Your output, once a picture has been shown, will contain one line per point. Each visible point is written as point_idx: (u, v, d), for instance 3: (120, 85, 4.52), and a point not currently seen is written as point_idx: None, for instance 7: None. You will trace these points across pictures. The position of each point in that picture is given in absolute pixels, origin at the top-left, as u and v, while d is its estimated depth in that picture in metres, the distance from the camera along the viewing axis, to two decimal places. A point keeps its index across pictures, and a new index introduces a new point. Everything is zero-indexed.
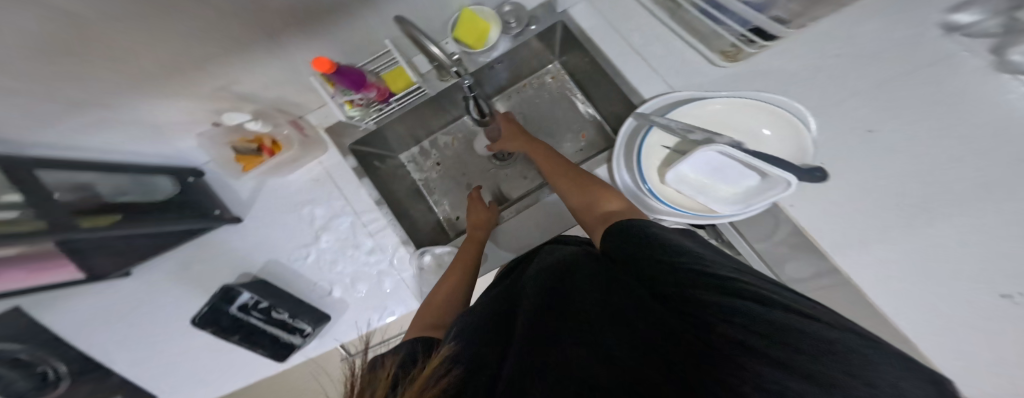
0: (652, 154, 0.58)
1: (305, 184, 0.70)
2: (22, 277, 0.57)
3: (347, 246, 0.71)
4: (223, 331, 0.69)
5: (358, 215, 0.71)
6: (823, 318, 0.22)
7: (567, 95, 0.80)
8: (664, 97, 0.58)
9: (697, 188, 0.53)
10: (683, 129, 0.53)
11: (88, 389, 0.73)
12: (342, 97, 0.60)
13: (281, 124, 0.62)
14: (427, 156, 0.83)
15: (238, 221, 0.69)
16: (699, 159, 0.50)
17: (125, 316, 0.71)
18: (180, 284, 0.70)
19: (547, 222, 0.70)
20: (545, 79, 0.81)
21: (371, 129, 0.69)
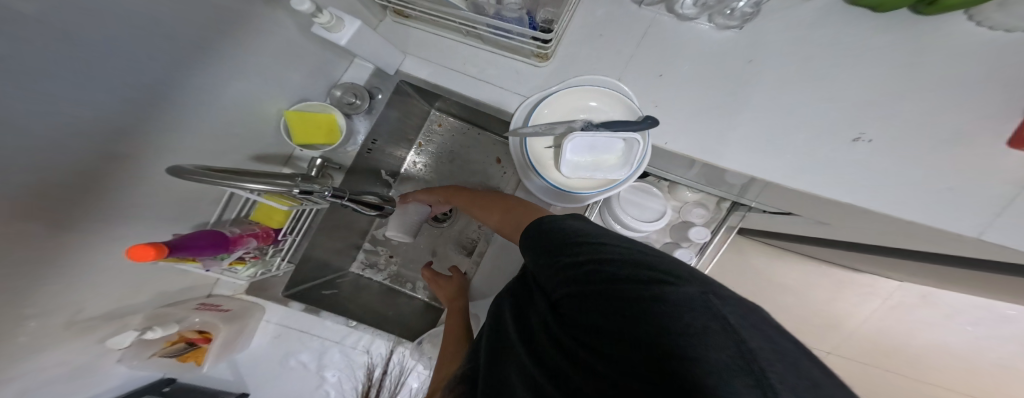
0: (542, 162, 0.47)
1: (273, 348, 0.66)
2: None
3: (354, 371, 0.68)
4: None
5: (342, 342, 0.67)
6: (643, 261, 0.27)
7: (465, 131, 0.73)
8: (520, 105, 0.47)
9: (590, 169, 0.43)
10: (545, 128, 0.43)
11: None
12: (214, 263, 0.45)
13: (185, 315, 0.52)
14: (377, 254, 0.78)
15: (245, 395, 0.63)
16: (568, 148, 0.42)
17: None
18: None
19: (511, 251, 0.64)
20: (432, 130, 0.73)
21: (289, 271, 0.60)
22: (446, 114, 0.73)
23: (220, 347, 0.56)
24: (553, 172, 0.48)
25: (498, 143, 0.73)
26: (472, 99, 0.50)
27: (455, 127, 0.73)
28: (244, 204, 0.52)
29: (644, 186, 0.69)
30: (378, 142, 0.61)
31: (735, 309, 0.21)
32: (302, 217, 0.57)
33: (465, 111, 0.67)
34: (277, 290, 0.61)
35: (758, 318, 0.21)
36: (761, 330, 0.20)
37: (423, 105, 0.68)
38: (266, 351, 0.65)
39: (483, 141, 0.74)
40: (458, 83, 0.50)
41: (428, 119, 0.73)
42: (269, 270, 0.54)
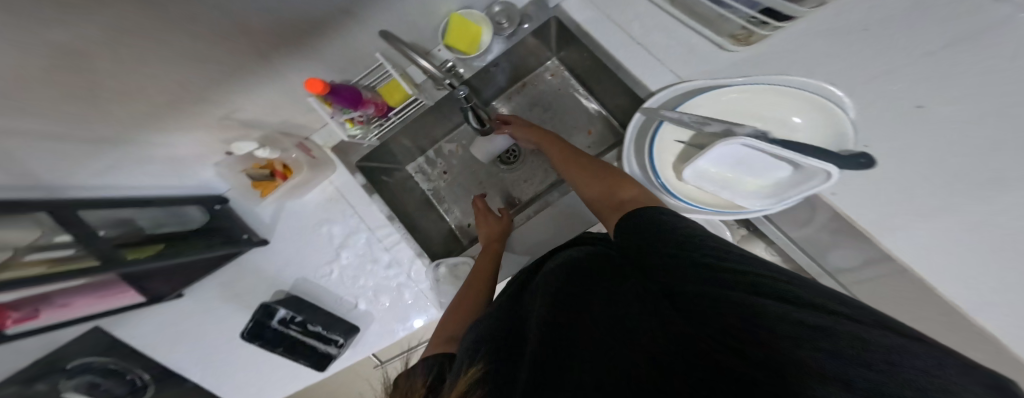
0: (665, 152, 0.55)
1: (321, 200, 0.69)
2: (89, 300, 0.65)
3: (367, 261, 0.72)
4: (266, 344, 0.77)
5: (373, 231, 0.70)
6: (783, 281, 0.25)
7: (571, 90, 0.79)
8: (672, 88, 0.55)
9: (724, 183, 0.50)
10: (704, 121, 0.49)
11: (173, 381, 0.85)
12: (341, 116, 0.55)
13: (288, 148, 0.61)
14: (435, 166, 0.82)
15: (263, 243, 0.71)
16: (723, 153, 0.47)
17: (181, 334, 0.79)
18: (223, 298, 0.75)
19: (558, 220, 0.67)
20: (543, 77, 0.79)
21: (378, 144, 0.66)
22: (563, 66, 0.78)
23: (286, 188, 0.64)
24: (668, 172, 0.55)
25: (594, 117, 0.78)
26: (603, 52, 0.61)
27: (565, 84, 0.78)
28: (378, 77, 0.59)
29: (717, 224, 0.63)
30: (499, 68, 0.71)
31: (926, 349, 0.19)
32: (410, 109, 0.63)
33: (584, 69, 0.73)
34: (356, 155, 0.67)
35: (953, 360, 0.18)
36: (964, 373, 0.17)
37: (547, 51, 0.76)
38: (314, 200, 0.69)
39: (580, 110, 0.78)
40: (605, 39, 0.60)
41: (543, 67, 0.79)
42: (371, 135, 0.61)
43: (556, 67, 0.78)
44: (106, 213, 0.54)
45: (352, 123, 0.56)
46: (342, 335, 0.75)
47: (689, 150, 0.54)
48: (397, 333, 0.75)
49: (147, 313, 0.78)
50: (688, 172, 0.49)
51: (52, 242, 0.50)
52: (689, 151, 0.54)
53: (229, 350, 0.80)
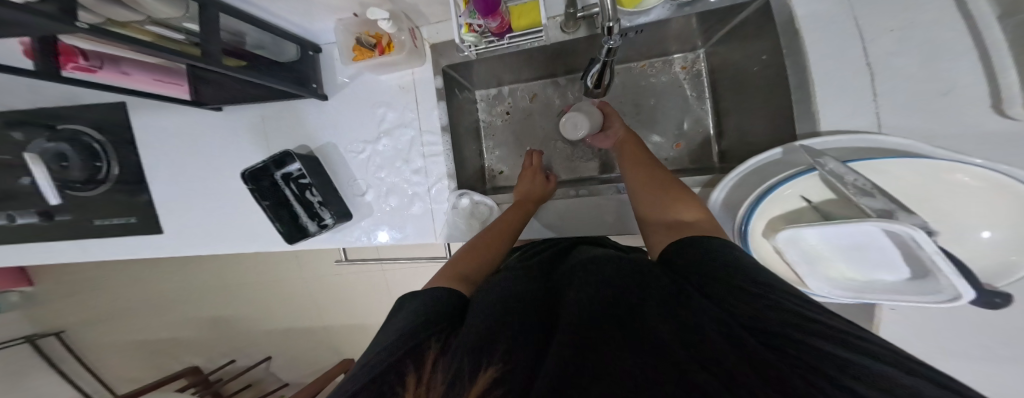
0: (783, 197, 0.53)
1: (395, 86, 0.70)
2: (148, 79, 0.65)
3: (398, 158, 0.74)
4: (258, 191, 0.71)
5: (420, 133, 0.72)
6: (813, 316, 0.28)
7: (689, 95, 0.75)
8: (857, 136, 0.48)
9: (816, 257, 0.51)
10: (871, 191, 0.43)
11: (132, 190, 0.77)
12: (465, 19, 0.56)
13: (401, 28, 0.60)
14: (500, 102, 0.80)
15: (323, 99, 0.72)
16: (853, 235, 0.45)
17: (189, 144, 0.77)
18: (251, 129, 0.75)
19: (593, 207, 0.70)
20: (672, 67, 0.75)
21: (471, 59, 0.65)
22: (702, 63, 0.73)
23: (375, 63, 0.64)
24: (762, 221, 0.54)
25: (693, 130, 0.75)
26: (793, 50, 0.51)
27: (689, 81, 0.74)
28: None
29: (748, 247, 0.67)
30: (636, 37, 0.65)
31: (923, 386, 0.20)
32: (529, 41, 0.60)
33: (723, 78, 0.68)
34: (444, 60, 0.66)
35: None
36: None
37: (699, 41, 0.69)
38: (389, 83, 0.70)
39: (684, 118, 0.75)
40: (812, 34, 0.51)
41: (679, 56, 0.74)
42: (478, 48, 0.60)
43: (698, 58, 0.73)
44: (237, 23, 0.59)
45: (467, 30, 0.56)
46: (332, 216, 0.72)
47: (807, 210, 0.52)
48: (383, 237, 0.75)
49: (171, 106, 0.76)
50: (789, 233, 0.49)
51: (178, 25, 0.53)
52: (806, 212, 0.52)
53: (219, 182, 0.76)
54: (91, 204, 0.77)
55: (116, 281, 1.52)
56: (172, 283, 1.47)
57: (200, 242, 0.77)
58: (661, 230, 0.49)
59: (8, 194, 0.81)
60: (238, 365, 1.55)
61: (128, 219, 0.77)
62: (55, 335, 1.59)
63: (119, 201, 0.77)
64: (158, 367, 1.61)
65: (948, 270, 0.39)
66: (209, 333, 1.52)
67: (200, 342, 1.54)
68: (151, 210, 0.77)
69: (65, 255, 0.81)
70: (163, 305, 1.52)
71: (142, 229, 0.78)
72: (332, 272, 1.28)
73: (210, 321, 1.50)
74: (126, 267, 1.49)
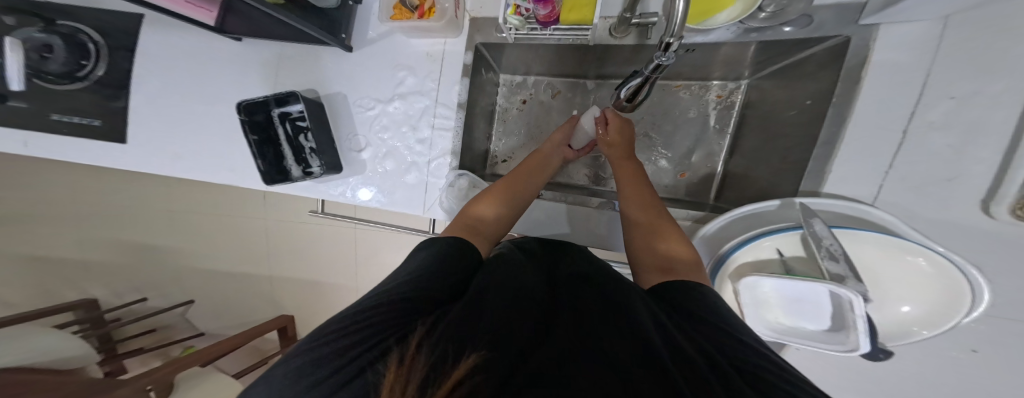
0: (757, 249, 0.51)
1: (424, 52, 0.70)
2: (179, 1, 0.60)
3: (406, 123, 0.71)
4: (249, 124, 0.66)
5: (436, 104, 0.70)
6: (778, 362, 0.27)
7: (714, 125, 0.76)
8: (849, 204, 0.48)
9: (758, 301, 0.49)
10: (836, 256, 0.43)
11: (107, 95, 0.71)
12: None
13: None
14: (521, 92, 0.81)
15: (348, 51, 0.70)
16: (800, 288, 0.45)
17: (189, 62, 0.72)
18: (264, 64, 0.72)
19: (588, 222, 0.68)
20: (708, 93, 0.76)
21: (508, 42, 0.66)
22: (739, 95, 0.74)
23: (412, 26, 0.64)
24: (731, 266, 0.52)
25: (701, 163, 0.77)
26: (844, 100, 0.50)
27: (718, 110, 0.76)
28: None
29: None
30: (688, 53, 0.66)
31: None
32: (574, 36, 0.62)
33: (754, 114, 0.70)
34: (481, 37, 0.67)
35: None
36: None
37: (745, 71, 0.69)
38: (421, 48, 0.70)
39: (698, 149, 0.77)
40: (883, 81, 0.48)
41: (717, 84, 0.75)
42: (519, 32, 0.61)
43: (737, 89, 0.74)
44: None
45: (514, 11, 0.57)
46: (321, 165, 0.67)
47: (775, 262, 0.51)
48: (368, 196, 0.71)
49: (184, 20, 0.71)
50: (751, 280, 0.47)
51: None
52: (774, 264, 0.51)
53: (207, 108, 0.71)
54: (57, 97, 0.70)
55: (38, 186, 1.30)
56: (110, 209, 1.30)
57: (164, 163, 0.71)
58: (652, 271, 0.44)
59: None
60: (150, 305, 1.43)
61: (91, 121, 0.70)
62: None
63: (89, 101, 0.70)
64: (50, 292, 1.40)
65: (859, 329, 0.41)
66: (140, 263, 1.37)
67: (124, 275, 1.39)
68: (124, 117, 0.71)
69: None
70: (91, 230, 1.33)
71: (101, 135, 0.70)
72: (297, 228, 1.19)
73: (145, 255, 1.35)
74: (56, 176, 1.28)
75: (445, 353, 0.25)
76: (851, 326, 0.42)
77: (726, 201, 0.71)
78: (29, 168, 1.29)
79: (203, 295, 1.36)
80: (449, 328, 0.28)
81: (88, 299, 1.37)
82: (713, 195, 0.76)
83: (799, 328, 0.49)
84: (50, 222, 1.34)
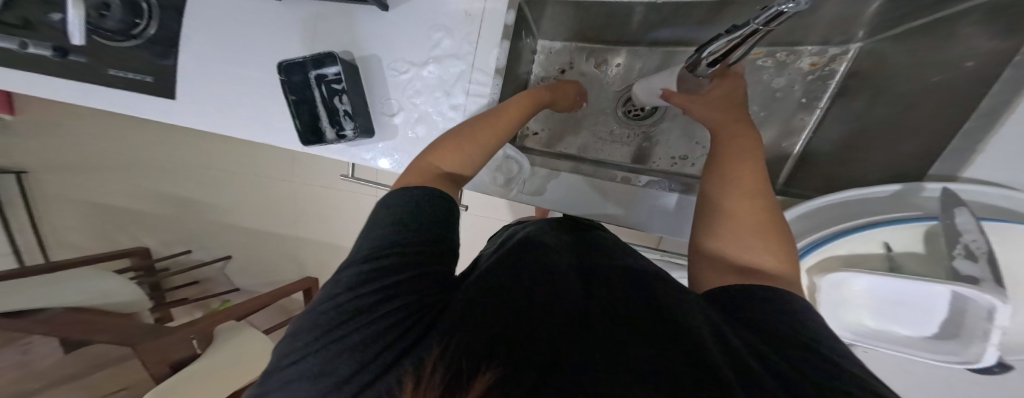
0: (860, 241, 0.46)
1: (460, 11, 0.64)
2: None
3: (440, 88, 0.68)
4: (287, 85, 0.66)
5: (472, 69, 0.66)
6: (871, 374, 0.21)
7: (800, 98, 0.66)
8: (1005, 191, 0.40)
9: (842, 301, 0.44)
10: (977, 256, 0.37)
11: (159, 53, 0.73)
12: None
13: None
14: (558, 60, 0.75)
15: (384, 10, 0.67)
16: (910, 288, 0.40)
17: (234, 20, 0.72)
18: (303, 24, 0.70)
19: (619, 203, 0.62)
20: (798, 60, 0.65)
21: None
22: (845, 61, 0.62)
23: None
24: (815, 259, 0.47)
25: (772, 143, 0.69)
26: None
27: (808, 81, 0.65)
28: None
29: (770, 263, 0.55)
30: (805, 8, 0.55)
31: None
32: None
33: (862, 85, 0.59)
34: None
35: None
36: None
37: (858, 32, 0.58)
38: (457, 7, 0.64)
39: (776, 125, 0.68)
40: None
41: (812, 49, 0.64)
42: None
43: (842, 55, 0.63)
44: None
45: None
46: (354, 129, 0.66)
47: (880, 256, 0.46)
48: (387, 164, 0.70)
49: None
50: (844, 275, 0.43)
51: None
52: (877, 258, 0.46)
53: (250, 67, 0.72)
54: (113, 54, 0.73)
55: (99, 139, 1.39)
56: (165, 167, 1.40)
57: (211, 123, 0.73)
58: (728, 272, 0.38)
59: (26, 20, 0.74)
60: (194, 257, 1.55)
61: (144, 77, 0.73)
62: (19, 173, 1.49)
63: (143, 59, 0.73)
64: (113, 239, 1.58)
65: (989, 339, 0.35)
66: (187, 219, 1.48)
67: (176, 228, 1.51)
68: (173, 75, 0.73)
69: (65, 97, 0.76)
70: (150, 182, 1.44)
71: (154, 91, 0.73)
72: (329, 194, 1.22)
73: (194, 212, 1.45)
74: (115, 133, 1.37)
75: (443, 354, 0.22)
76: (975, 336, 0.36)
77: (800, 189, 0.65)
78: (87, 122, 1.37)
79: (244, 255, 1.46)
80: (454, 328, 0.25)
81: (143, 247, 1.50)
82: (782, 179, 0.68)
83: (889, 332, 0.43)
84: (116, 177, 1.46)
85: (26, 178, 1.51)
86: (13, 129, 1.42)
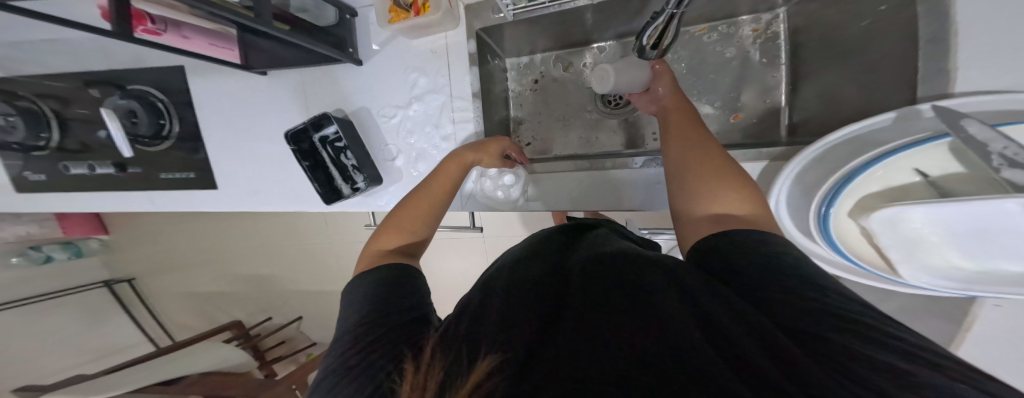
0: (882, 174, 0.43)
1: (426, 51, 0.70)
2: (205, 44, 0.65)
3: (428, 123, 0.73)
4: (299, 153, 0.74)
5: (452, 99, 0.71)
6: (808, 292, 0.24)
7: (759, 60, 0.66)
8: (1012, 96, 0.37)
9: (907, 242, 0.39)
10: (1023, 162, 0.33)
11: (189, 149, 0.84)
12: None
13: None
14: (531, 71, 0.77)
15: (358, 64, 0.73)
16: (985, 217, 0.34)
17: (235, 104, 0.80)
18: (292, 91, 0.77)
19: (614, 193, 0.66)
20: (739, 30, 0.66)
21: (510, 20, 0.60)
22: (780, 25, 0.64)
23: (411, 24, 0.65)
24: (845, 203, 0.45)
25: (755, 101, 0.66)
26: None
27: (759, 45, 0.65)
28: None
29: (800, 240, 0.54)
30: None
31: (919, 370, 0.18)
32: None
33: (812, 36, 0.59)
34: (480, 23, 0.64)
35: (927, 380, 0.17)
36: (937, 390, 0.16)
37: None
38: (422, 47, 0.70)
39: (755, 82, 0.66)
40: None
41: (748, 18, 0.66)
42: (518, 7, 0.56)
43: (774, 19, 0.64)
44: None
45: None
46: (364, 180, 0.74)
47: (919, 186, 0.42)
48: None
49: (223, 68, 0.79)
50: (890, 214, 0.38)
51: None
52: (917, 189, 0.42)
53: (264, 143, 0.80)
54: (156, 157, 0.85)
55: (184, 226, 1.71)
56: (235, 243, 1.68)
57: (252, 197, 0.83)
58: (700, 223, 0.38)
59: (89, 146, 0.89)
60: (277, 323, 1.76)
61: (188, 174, 0.84)
62: (129, 282, 1.80)
63: (180, 158, 0.84)
64: (213, 318, 1.83)
65: None
66: (259, 288, 1.72)
67: (251, 298, 1.75)
68: (208, 166, 0.84)
69: (133, 204, 0.89)
70: (229, 263, 1.73)
71: (199, 183, 0.85)
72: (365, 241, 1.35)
73: (264, 282, 1.70)
74: (195, 219, 1.68)
75: (445, 364, 0.27)
76: None
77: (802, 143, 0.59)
78: (177, 222, 1.71)
79: (312, 310, 1.68)
80: (456, 342, 0.30)
81: (235, 321, 1.72)
82: (784, 133, 0.63)
83: (992, 268, 0.38)
84: (201, 260, 1.76)
85: (134, 285, 1.82)
86: (113, 246, 1.78)
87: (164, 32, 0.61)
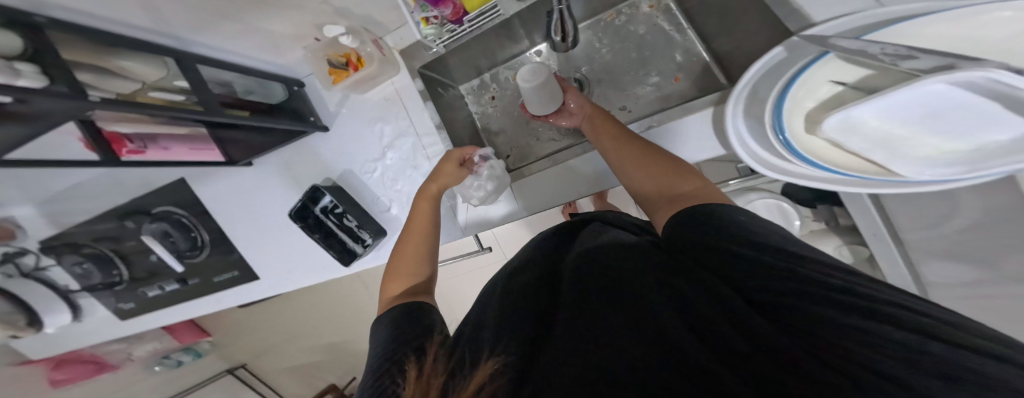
0: (803, 94, 0.43)
1: (380, 99, 0.72)
2: (185, 149, 0.71)
3: (407, 167, 0.74)
4: (307, 227, 0.80)
5: (419, 138, 0.71)
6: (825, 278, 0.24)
7: (665, 29, 0.68)
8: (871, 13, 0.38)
9: (880, 142, 0.39)
10: (908, 54, 0.34)
11: (224, 250, 0.93)
12: (419, 14, 0.56)
13: (366, 42, 0.62)
14: (486, 90, 0.78)
15: (324, 130, 0.75)
16: (923, 98, 0.34)
17: (237, 201, 0.87)
18: (281, 174, 0.82)
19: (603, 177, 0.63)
20: (639, 9, 0.69)
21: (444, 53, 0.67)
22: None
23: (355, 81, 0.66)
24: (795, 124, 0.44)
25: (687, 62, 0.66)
26: None
27: (661, 17, 0.68)
28: None
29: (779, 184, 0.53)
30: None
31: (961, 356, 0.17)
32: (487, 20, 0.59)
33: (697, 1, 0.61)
34: (418, 62, 0.68)
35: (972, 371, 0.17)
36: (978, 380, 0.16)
37: None
38: (375, 97, 0.72)
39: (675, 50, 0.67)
40: None
41: None
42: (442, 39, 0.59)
43: None
44: (221, 72, 0.62)
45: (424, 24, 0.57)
46: (371, 236, 0.78)
47: (847, 93, 0.41)
48: None
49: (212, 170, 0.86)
50: (837, 121, 0.38)
51: (172, 84, 0.57)
52: (847, 96, 0.41)
53: (275, 229, 0.87)
54: (199, 265, 0.97)
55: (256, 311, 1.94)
56: (300, 319, 1.91)
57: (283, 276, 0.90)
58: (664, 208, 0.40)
59: (153, 271, 1.03)
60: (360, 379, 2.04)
61: (232, 273, 0.95)
62: (239, 369, 2.03)
63: (219, 260, 0.95)
64: (314, 384, 2.10)
65: None
66: (337, 352, 1.98)
67: (331, 362, 2.01)
68: (242, 261, 0.93)
69: (203, 308, 1.03)
70: (302, 338, 1.96)
71: (241, 278, 0.95)
72: None
73: (336, 346, 1.94)
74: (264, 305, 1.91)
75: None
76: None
77: None
78: (253, 314, 1.94)
79: None
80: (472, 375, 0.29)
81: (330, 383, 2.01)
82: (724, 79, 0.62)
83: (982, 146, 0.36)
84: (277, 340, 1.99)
85: (241, 371, 2.04)
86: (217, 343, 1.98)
87: (146, 148, 0.64)
